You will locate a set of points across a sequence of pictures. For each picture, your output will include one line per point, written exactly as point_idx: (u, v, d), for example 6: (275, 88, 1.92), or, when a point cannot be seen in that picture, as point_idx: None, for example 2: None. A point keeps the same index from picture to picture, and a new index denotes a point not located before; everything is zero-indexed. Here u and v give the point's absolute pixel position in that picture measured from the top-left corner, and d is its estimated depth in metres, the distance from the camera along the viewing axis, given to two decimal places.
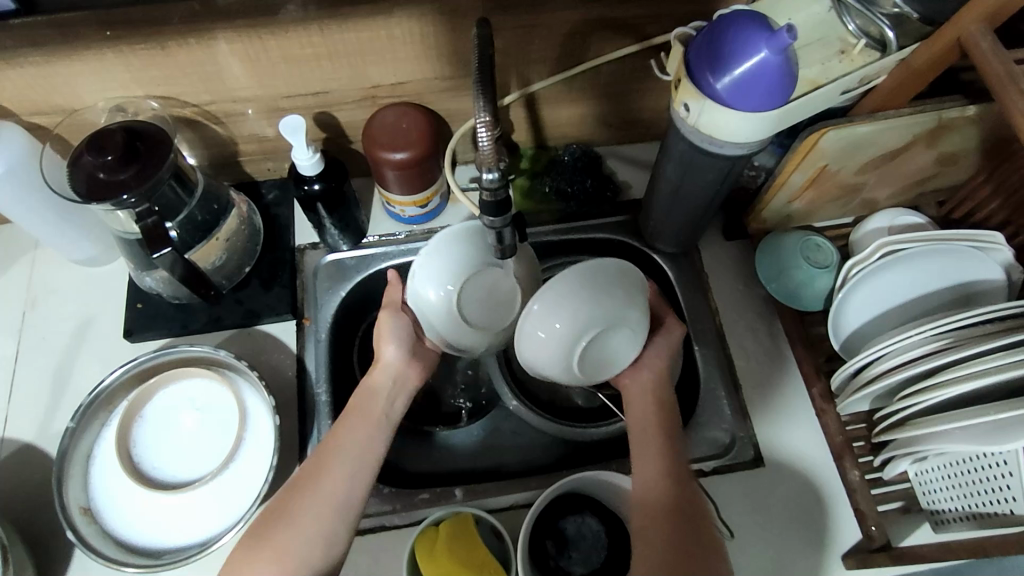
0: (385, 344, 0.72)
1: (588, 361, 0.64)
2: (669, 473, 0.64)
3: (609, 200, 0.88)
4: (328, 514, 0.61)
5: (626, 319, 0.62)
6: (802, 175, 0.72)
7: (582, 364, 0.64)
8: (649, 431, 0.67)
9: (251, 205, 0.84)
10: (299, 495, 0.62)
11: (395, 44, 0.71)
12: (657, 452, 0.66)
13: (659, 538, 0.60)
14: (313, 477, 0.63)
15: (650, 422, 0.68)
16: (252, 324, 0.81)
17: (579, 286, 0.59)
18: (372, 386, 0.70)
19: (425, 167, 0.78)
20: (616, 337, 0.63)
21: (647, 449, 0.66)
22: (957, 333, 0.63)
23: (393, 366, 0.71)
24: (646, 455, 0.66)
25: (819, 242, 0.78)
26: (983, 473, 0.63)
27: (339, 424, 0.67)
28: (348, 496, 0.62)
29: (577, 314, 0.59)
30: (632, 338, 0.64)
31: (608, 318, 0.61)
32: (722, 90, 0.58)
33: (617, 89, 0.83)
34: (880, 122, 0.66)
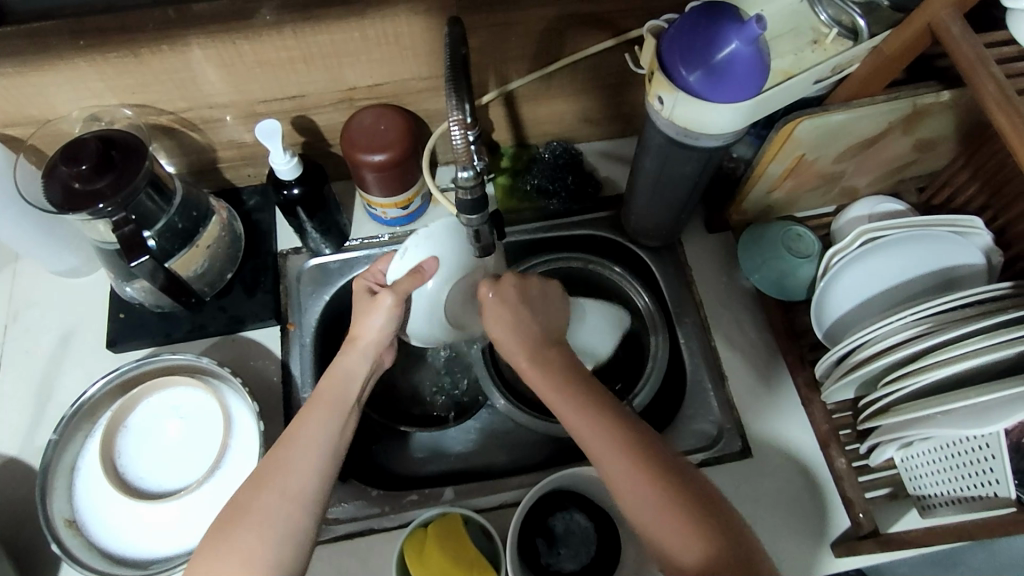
0: (372, 321, 0.68)
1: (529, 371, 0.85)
2: (633, 462, 0.58)
3: (591, 195, 0.88)
4: (295, 508, 0.60)
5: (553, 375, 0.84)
6: (780, 165, 0.72)
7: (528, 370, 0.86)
8: (593, 422, 0.60)
9: (231, 211, 0.83)
10: (261, 492, 0.60)
11: (369, 45, 0.71)
12: (611, 443, 0.58)
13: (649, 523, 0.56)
14: (275, 471, 0.61)
15: (584, 416, 0.60)
16: (236, 330, 0.80)
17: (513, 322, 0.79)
18: (349, 370, 0.67)
19: (404, 169, 0.77)
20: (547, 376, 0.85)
21: (599, 445, 0.59)
22: (936, 317, 0.64)
23: (376, 342, 0.69)
24: (602, 452, 0.59)
25: (799, 232, 0.79)
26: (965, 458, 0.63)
27: (305, 413, 0.65)
28: (319, 487, 0.61)
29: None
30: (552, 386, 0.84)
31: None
32: (695, 81, 0.57)
33: (594, 86, 0.83)
34: (855, 110, 0.66)
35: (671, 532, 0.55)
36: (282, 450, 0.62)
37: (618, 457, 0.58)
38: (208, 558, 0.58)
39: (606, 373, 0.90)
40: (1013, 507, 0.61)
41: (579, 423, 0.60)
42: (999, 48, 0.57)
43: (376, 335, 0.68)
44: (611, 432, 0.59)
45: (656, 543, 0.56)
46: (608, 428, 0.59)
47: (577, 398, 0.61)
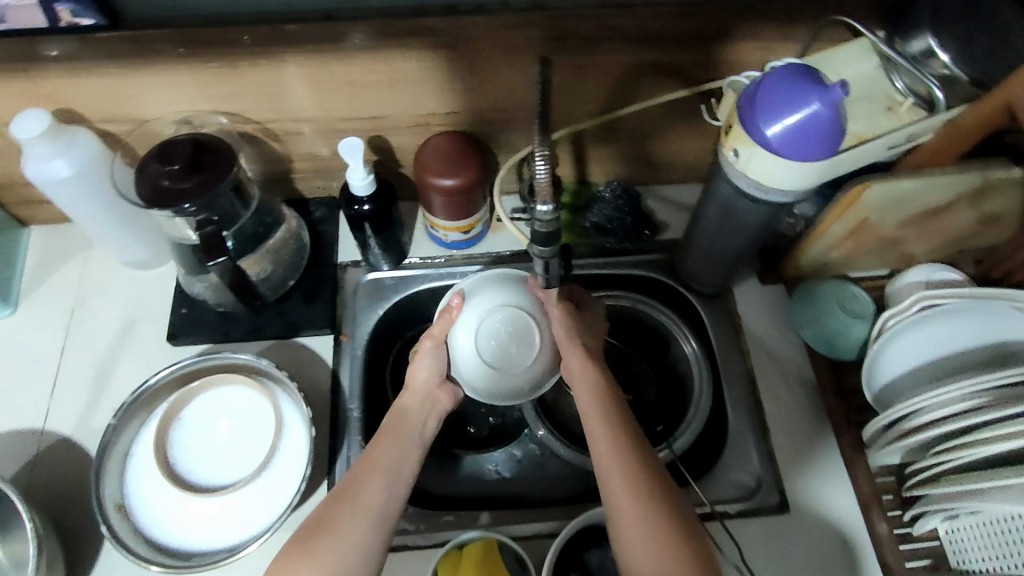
0: (420, 366, 0.76)
1: (494, 356, 0.75)
2: (661, 521, 0.58)
3: (647, 237, 0.89)
4: (363, 523, 0.61)
5: (516, 334, 0.75)
6: (842, 225, 0.73)
7: (495, 358, 0.75)
8: (630, 476, 0.61)
9: (300, 221, 0.87)
10: (340, 503, 0.62)
11: (452, 75, 0.74)
12: (644, 501, 0.60)
13: (647, 526, 0.58)
14: (350, 485, 0.63)
15: (616, 457, 0.63)
16: (291, 335, 0.83)
17: (496, 294, 0.76)
18: (403, 408, 0.72)
19: (471, 196, 0.80)
20: (509, 347, 0.75)
21: (630, 498, 0.60)
22: (997, 393, 0.62)
23: (425, 390, 0.75)
24: (629, 507, 0.60)
25: (855, 293, 0.79)
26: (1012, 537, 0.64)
27: (375, 441, 0.68)
28: (385, 508, 0.63)
29: (488, 309, 0.75)
30: (521, 352, 0.75)
31: (497, 310, 0.75)
32: (772, 136, 0.59)
33: (662, 131, 0.84)
34: (924, 178, 0.67)
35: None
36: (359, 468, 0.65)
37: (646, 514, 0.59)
38: (285, 562, 0.59)
39: (647, 415, 0.90)
40: None
41: (613, 473, 0.62)
42: None
43: (427, 377, 0.75)
44: (642, 485, 0.61)
45: (647, 546, 0.58)
46: (639, 485, 0.61)
47: (609, 410, 0.67)
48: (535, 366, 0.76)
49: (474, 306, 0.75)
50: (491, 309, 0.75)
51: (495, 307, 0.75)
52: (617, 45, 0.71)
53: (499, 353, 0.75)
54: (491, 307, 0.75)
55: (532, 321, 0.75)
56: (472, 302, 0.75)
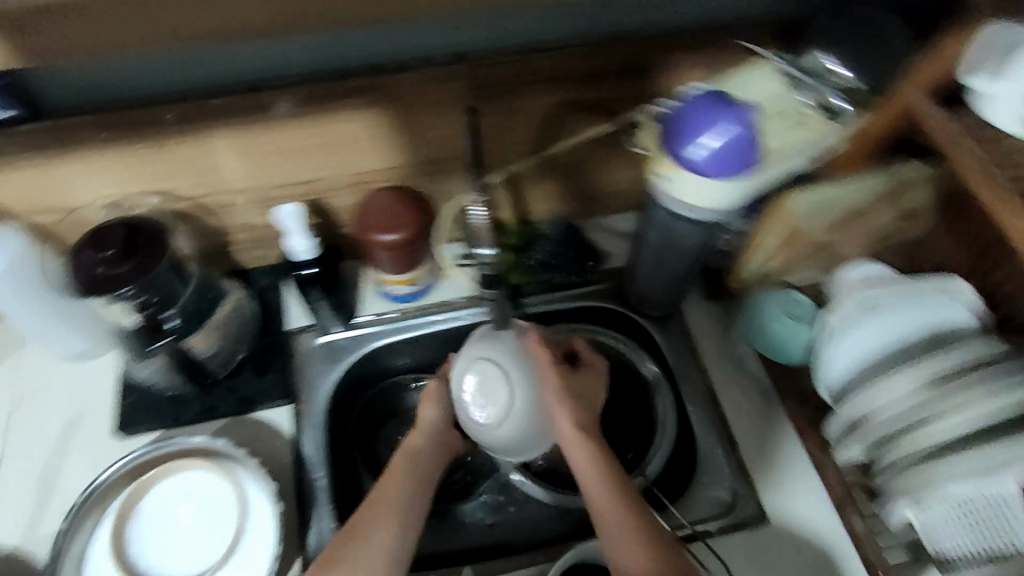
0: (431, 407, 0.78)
1: (472, 401, 0.73)
2: (650, 547, 0.59)
3: (592, 268, 0.91)
4: (381, 556, 0.62)
5: (497, 384, 0.72)
6: (775, 236, 0.75)
7: (473, 404, 0.73)
8: (618, 509, 0.62)
9: (243, 292, 0.85)
10: (357, 539, 0.63)
11: (382, 132, 0.75)
12: (630, 531, 0.60)
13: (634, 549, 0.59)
14: (367, 520, 0.64)
15: (604, 484, 0.64)
16: (247, 411, 0.81)
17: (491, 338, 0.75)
18: (416, 447, 0.74)
19: (413, 248, 0.81)
20: (487, 395, 0.72)
21: (619, 530, 0.61)
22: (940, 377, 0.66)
23: (432, 432, 0.76)
24: (618, 537, 0.60)
25: (797, 298, 0.82)
26: (988, 512, 0.61)
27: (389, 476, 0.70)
28: (404, 541, 0.64)
29: (477, 350, 0.74)
30: (497, 406, 0.71)
31: (483, 354, 0.73)
32: (686, 160, 0.62)
33: (593, 165, 0.87)
34: (842, 182, 0.71)
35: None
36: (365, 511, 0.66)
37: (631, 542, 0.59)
38: None
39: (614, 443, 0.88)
40: None
41: (603, 509, 0.63)
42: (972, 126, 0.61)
43: (435, 417, 0.78)
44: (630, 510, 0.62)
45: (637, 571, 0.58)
46: (625, 509, 0.62)
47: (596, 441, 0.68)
48: (510, 424, 0.71)
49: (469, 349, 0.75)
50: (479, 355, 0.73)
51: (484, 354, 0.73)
52: (538, 88, 0.74)
53: (476, 400, 0.72)
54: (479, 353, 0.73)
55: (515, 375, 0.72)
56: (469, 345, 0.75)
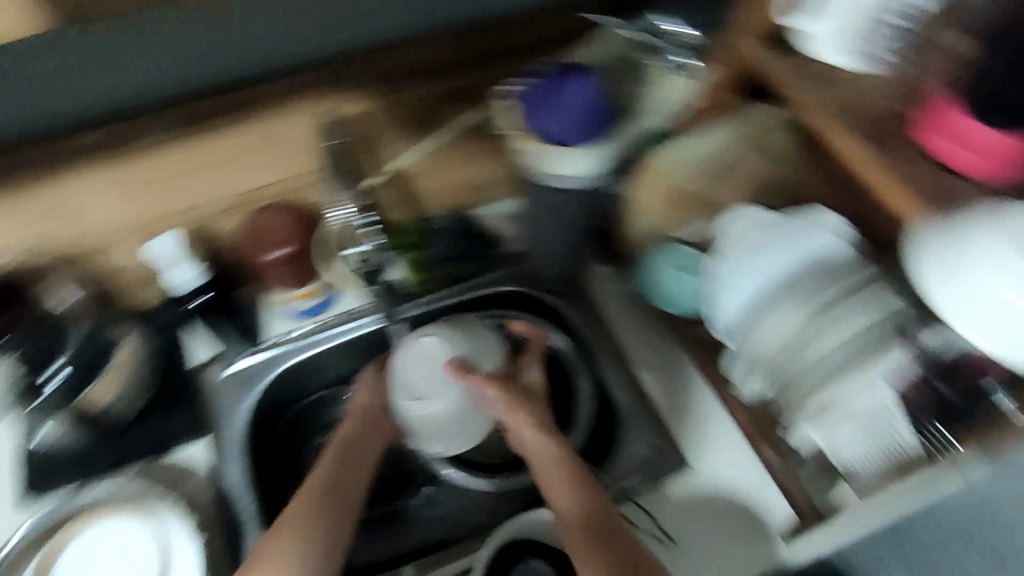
0: (367, 393, 0.82)
1: (411, 381, 0.78)
2: (586, 496, 0.67)
3: (492, 255, 0.93)
4: (294, 548, 0.65)
5: (442, 373, 0.77)
6: (649, 196, 0.83)
7: (412, 384, 0.77)
8: (554, 463, 0.70)
9: (142, 332, 0.83)
10: (281, 536, 0.66)
11: (250, 151, 0.76)
12: (565, 481, 0.69)
13: (575, 501, 0.67)
14: (292, 516, 0.68)
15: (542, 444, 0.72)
16: (162, 452, 0.80)
17: (439, 328, 0.79)
18: (348, 435, 0.79)
19: (308, 259, 0.84)
20: (428, 380, 0.77)
21: (556, 480, 0.69)
22: (818, 303, 0.68)
23: (370, 420, 0.81)
24: (556, 486, 0.69)
25: (688, 252, 0.81)
26: (879, 420, 0.64)
27: (321, 467, 0.74)
28: (331, 528, 0.68)
29: (429, 337, 0.78)
30: (439, 395, 0.77)
31: (432, 342, 0.78)
32: (537, 128, 0.66)
33: (477, 153, 0.89)
34: (693, 134, 0.80)
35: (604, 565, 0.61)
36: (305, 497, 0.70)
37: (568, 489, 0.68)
38: None
39: None
40: (925, 461, 0.62)
41: (539, 465, 0.71)
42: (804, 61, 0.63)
43: (367, 404, 0.82)
44: (567, 466, 0.70)
45: (576, 518, 0.66)
46: (564, 465, 0.70)
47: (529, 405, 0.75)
48: (443, 415, 0.77)
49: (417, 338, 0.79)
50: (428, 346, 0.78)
51: (432, 345, 0.77)
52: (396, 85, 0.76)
53: (417, 384, 0.77)
54: (427, 344, 0.78)
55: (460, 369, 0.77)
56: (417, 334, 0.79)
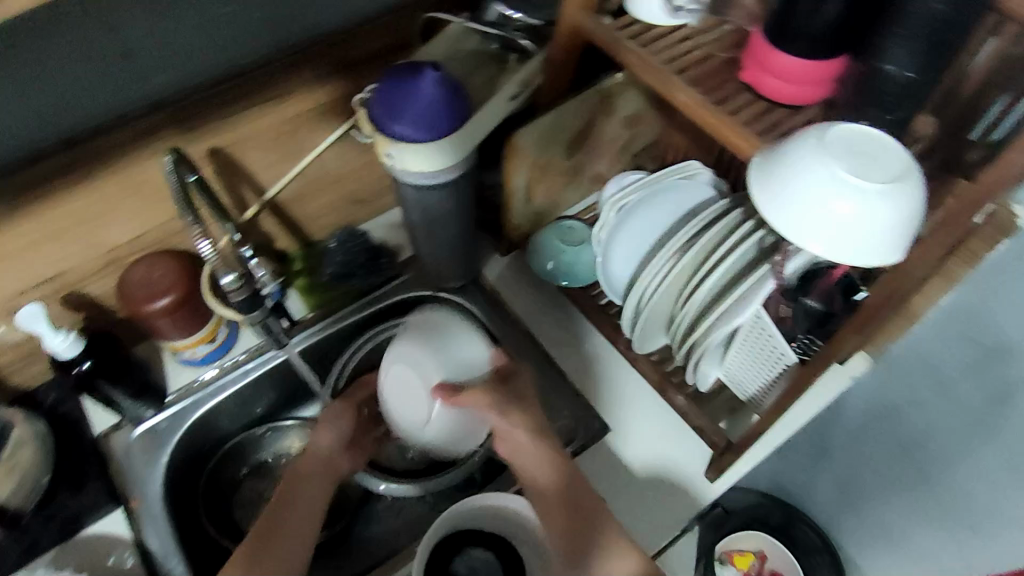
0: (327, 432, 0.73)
1: (392, 383, 0.74)
2: (574, 486, 0.65)
3: (388, 265, 0.92)
4: None
5: (425, 385, 0.72)
6: (522, 176, 0.80)
7: (392, 385, 0.74)
8: (537, 449, 0.67)
9: (30, 414, 0.78)
10: None
11: (114, 203, 0.72)
12: (549, 469, 0.66)
13: (564, 493, 0.65)
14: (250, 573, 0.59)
15: (523, 433, 0.68)
16: (75, 533, 0.75)
17: (432, 340, 0.74)
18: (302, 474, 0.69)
19: (196, 303, 0.78)
20: (409, 386, 0.73)
21: (542, 470, 0.67)
22: (690, 246, 0.72)
23: (324, 460, 0.71)
24: (541, 477, 0.67)
25: (569, 226, 0.87)
26: (756, 335, 0.67)
27: (279, 508, 0.65)
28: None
29: (418, 345, 0.73)
30: (417, 405, 0.73)
31: (422, 356, 0.72)
32: (391, 132, 0.66)
33: (353, 167, 0.89)
34: (554, 111, 0.77)
35: (585, 547, 0.61)
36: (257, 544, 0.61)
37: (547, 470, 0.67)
38: None
39: None
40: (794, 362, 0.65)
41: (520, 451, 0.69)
42: (631, 26, 0.67)
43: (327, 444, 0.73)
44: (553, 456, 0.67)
45: (567, 514, 0.64)
46: (550, 455, 0.67)
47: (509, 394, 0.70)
48: (417, 421, 0.73)
49: (408, 347, 0.73)
50: (418, 362, 0.72)
51: (420, 360, 0.72)
52: (257, 111, 0.75)
53: (396, 390, 0.73)
54: (414, 361, 0.72)
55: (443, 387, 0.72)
56: (409, 347, 0.73)
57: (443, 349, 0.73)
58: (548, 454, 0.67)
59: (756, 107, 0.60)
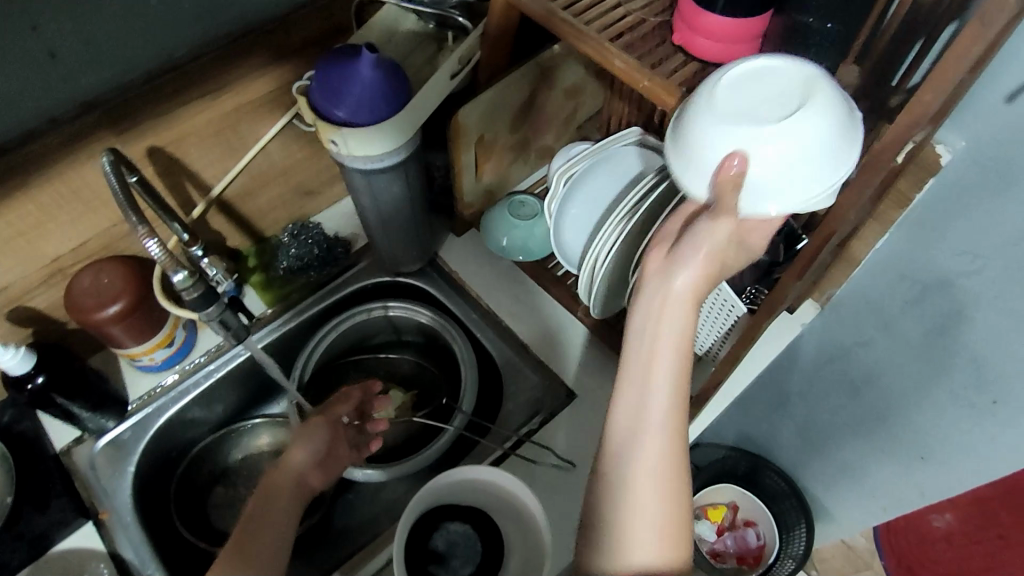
0: (304, 445, 0.67)
1: (759, 103, 0.49)
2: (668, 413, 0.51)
3: (342, 255, 0.92)
4: None
5: (734, 128, 0.48)
6: (469, 152, 0.80)
7: (734, 95, 0.50)
8: (659, 343, 0.51)
9: None
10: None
11: (52, 210, 0.70)
12: (652, 376, 0.52)
13: (647, 416, 0.51)
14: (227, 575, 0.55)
15: (655, 319, 0.51)
16: (45, 548, 0.73)
17: (805, 125, 0.47)
18: (275, 484, 0.64)
19: (150, 306, 0.77)
20: (734, 105, 0.49)
21: (647, 372, 0.52)
22: (634, 212, 0.73)
23: (297, 477, 0.65)
24: (644, 380, 0.52)
25: (521, 200, 0.88)
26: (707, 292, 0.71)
27: (253, 517, 0.60)
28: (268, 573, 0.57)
29: (811, 114, 0.47)
30: (708, 125, 0.49)
31: (795, 136, 0.47)
32: (332, 116, 0.66)
33: (299, 157, 0.89)
34: (496, 86, 0.75)
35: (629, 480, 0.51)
36: (238, 561, 0.56)
37: (659, 418, 0.51)
38: None
39: (431, 396, 0.93)
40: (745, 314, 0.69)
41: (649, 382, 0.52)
42: None
43: (304, 457, 0.67)
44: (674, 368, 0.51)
45: (635, 436, 0.52)
46: (671, 365, 0.51)
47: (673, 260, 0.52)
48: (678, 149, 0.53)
49: (822, 124, 0.47)
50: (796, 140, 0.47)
51: (813, 149, 0.47)
52: (195, 106, 0.74)
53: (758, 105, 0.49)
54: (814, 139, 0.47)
55: (739, 152, 0.48)
56: (825, 122, 0.47)
57: (800, 155, 0.47)
58: (671, 376, 0.51)
59: (686, 65, 0.62)
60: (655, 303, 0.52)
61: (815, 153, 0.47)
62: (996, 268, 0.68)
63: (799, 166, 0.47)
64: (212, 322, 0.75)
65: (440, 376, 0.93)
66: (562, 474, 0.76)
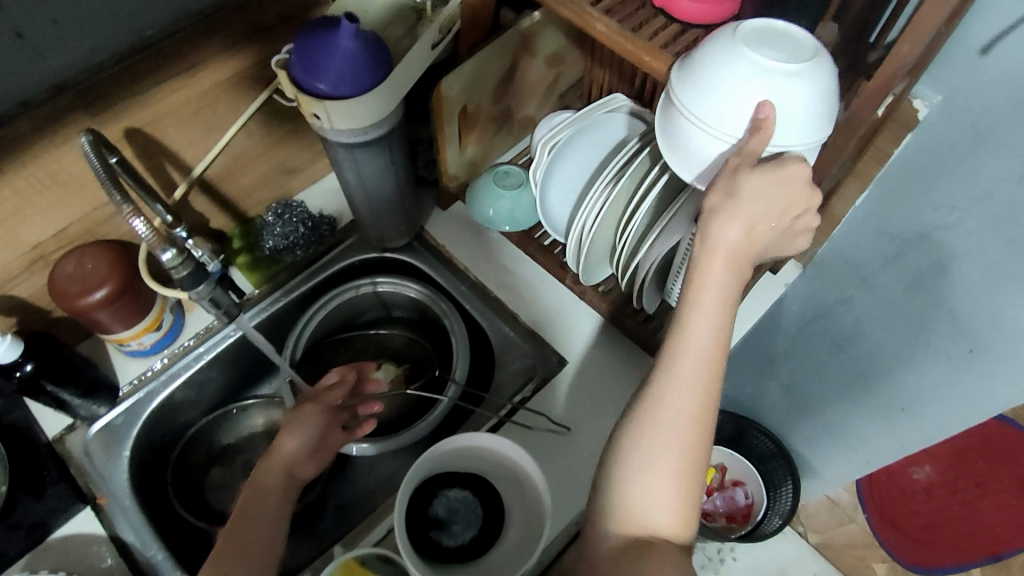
0: (294, 435, 0.67)
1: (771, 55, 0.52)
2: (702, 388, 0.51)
3: (328, 232, 0.92)
4: None
5: (752, 78, 0.51)
6: (452, 124, 0.80)
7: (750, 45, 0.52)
8: (702, 318, 0.51)
9: None
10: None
11: (29, 196, 0.69)
12: (690, 349, 0.51)
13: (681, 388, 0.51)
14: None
15: (704, 290, 0.52)
16: (44, 536, 0.72)
17: (811, 83, 0.51)
18: (260, 482, 0.64)
19: (136, 291, 0.76)
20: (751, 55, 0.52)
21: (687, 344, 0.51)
22: (619, 177, 0.73)
23: (285, 471, 0.65)
24: (682, 351, 0.51)
25: (506, 170, 0.87)
26: None
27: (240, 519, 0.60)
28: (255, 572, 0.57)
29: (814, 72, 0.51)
30: (726, 71, 0.52)
31: (801, 90, 0.51)
32: (314, 89, 0.65)
33: (279, 134, 0.87)
34: (478, 54, 0.74)
35: (660, 451, 0.50)
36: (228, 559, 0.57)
37: (687, 394, 0.51)
38: None
39: (423, 369, 0.93)
40: None
41: (684, 357, 0.51)
42: None
43: (294, 450, 0.66)
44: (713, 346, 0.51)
45: (666, 406, 0.51)
46: (710, 344, 0.51)
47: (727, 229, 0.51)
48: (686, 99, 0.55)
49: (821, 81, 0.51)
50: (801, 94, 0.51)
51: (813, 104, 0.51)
52: (173, 84, 0.72)
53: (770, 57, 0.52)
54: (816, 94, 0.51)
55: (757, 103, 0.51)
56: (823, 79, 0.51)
57: (803, 107, 0.51)
58: (705, 354, 0.51)
59: (668, 27, 0.62)
60: (702, 272, 0.52)
61: (815, 107, 0.51)
62: (973, 220, 0.70)
63: (788, 122, 0.51)
64: (203, 300, 0.76)
65: (432, 349, 0.94)
66: (557, 439, 0.77)
